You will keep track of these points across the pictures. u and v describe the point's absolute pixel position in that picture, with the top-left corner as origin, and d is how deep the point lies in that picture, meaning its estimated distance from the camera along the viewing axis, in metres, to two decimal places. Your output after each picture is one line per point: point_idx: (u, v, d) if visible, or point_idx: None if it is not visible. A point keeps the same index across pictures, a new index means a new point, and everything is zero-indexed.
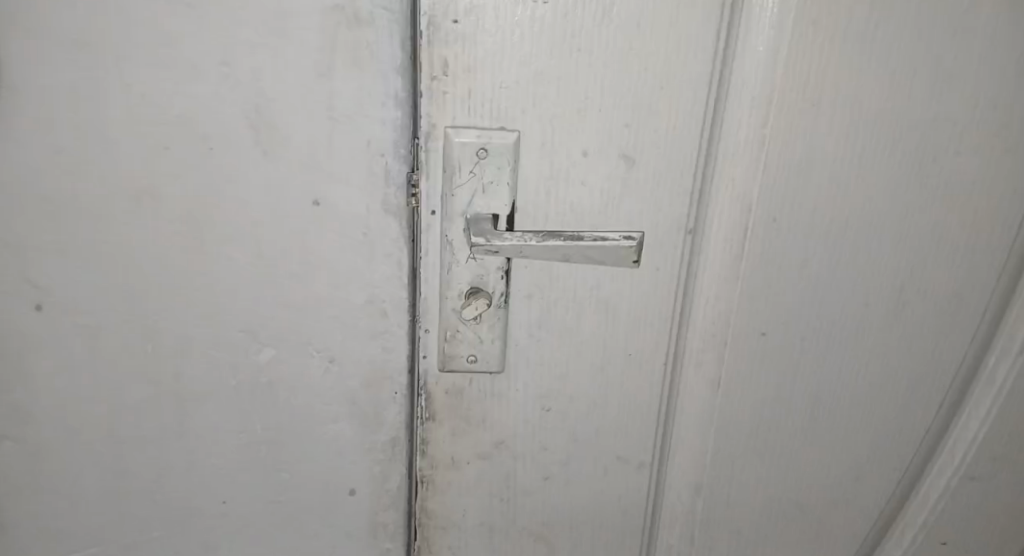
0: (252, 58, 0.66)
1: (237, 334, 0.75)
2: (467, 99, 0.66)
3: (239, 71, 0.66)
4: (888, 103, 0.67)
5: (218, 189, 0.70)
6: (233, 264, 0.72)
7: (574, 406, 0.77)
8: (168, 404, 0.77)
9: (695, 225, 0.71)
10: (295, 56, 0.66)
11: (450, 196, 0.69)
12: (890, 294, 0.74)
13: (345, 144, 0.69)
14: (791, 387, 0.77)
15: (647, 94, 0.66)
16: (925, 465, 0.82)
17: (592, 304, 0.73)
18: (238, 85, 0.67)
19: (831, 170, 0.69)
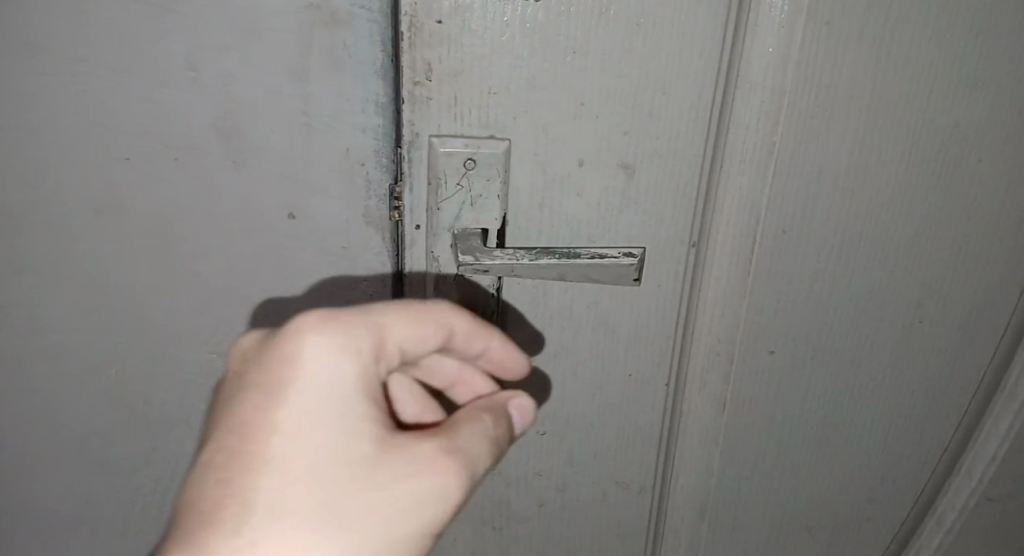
0: (219, 63, 0.61)
1: (207, 356, 0.72)
2: (453, 105, 0.60)
3: (206, 76, 0.61)
4: (908, 107, 0.62)
5: (189, 203, 0.66)
6: (203, 280, 0.69)
7: (571, 430, 0.72)
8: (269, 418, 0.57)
9: (698, 238, 0.66)
10: (267, 58, 0.61)
11: (436, 210, 0.63)
12: (906, 307, 0.70)
13: (323, 152, 0.64)
14: (801, 407, 0.73)
15: (647, 99, 0.61)
16: (940, 485, 0.77)
17: (590, 322, 0.68)
18: (205, 91, 0.62)
19: (845, 178, 0.65)
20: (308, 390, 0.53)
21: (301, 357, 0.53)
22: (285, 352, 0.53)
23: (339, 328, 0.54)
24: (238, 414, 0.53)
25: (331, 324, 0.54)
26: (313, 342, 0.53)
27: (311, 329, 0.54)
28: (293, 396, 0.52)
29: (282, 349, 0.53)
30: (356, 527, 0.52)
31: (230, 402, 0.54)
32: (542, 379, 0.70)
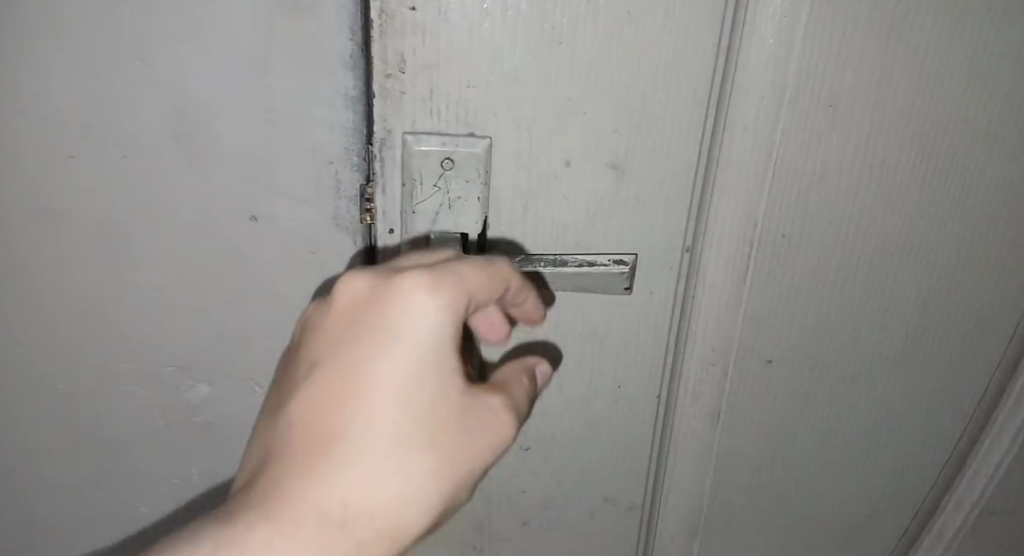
0: (171, 53, 0.55)
1: (164, 370, 0.67)
2: (429, 100, 0.56)
3: (157, 67, 0.56)
4: (915, 105, 0.58)
5: (142, 206, 0.60)
6: (159, 289, 0.63)
7: (557, 445, 0.68)
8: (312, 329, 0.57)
9: (692, 243, 0.62)
10: (225, 47, 0.55)
11: (411, 214, 0.60)
12: (909, 316, 0.66)
13: (287, 150, 0.59)
14: (798, 419, 0.69)
15: (640, 95, 0.56)
16: (941, 497, 0.74)
17: (577, 332, 0.64)
18: (156, 84, 0.56)
19: (848, 180, 0.61)
20: (406, 353, 0.53)
21: (403, 319, 0.53)
22: (389, 309, 0.53)
23: (443, 293, 0.53)
24: (339, 360, 0.54)
25: (435, 287, 0.53)
26: (417, 306, 0.53)
27: (417, 290, 0.53)
28: (392, 356, 0.53)
29: (386, 305, 0.53)
30: (428, 488, 0.54)
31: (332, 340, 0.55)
32: (552, 352, 0.64)
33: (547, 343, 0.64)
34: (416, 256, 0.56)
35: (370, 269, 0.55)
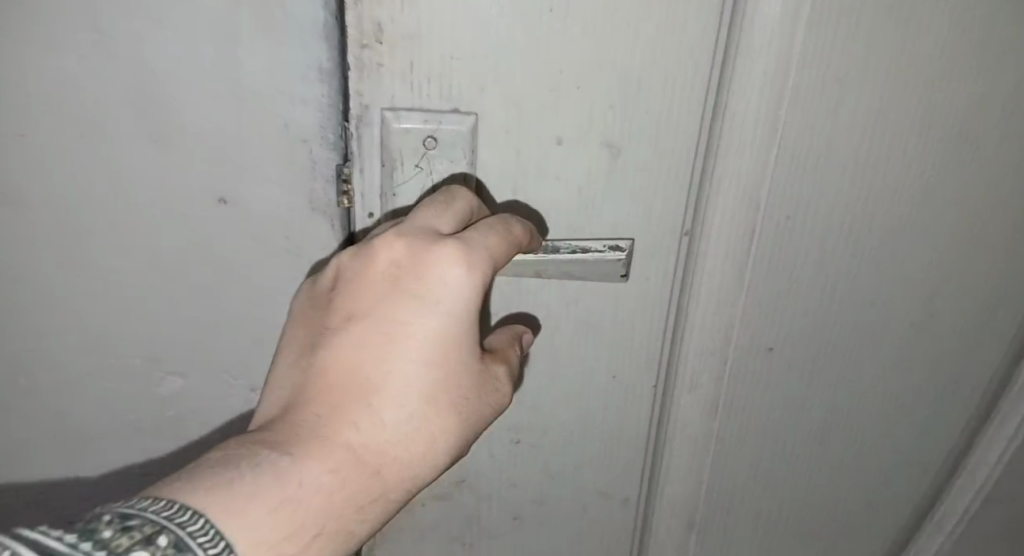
0: (126, 22, 0.50)
1: (133, 362, 0.63)
2: (410, 73, 0.52)
3: (112, 36, 0.51)
4: (930, 79, 0.54)
5: (103, 189, 0.56)
6: (124, 278, 0.59)
7: (549, 438, 0.65)
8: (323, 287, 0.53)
9: (692, 226, 0.58)
10: (185, 15, 0.50)
11: (392, 196, 0.56)
12: (916, 301, 0.63)
13: (257, 128, 0.54)
14: (800, 409, 0.66)
15: (637, 68, 0.52)
16: (943, 486, 0.71)
17: (570, 321, 0.60)
18: (112, 55, 0.52)
19: (856, 158, 0.57)
20: (446, 323, 0.50)
21: (445, 286, 0.50)
22: (431, 274, 0.50)
23: (484, 266, 0.51)
24: (376, 319, 0.51)
25: (477, 258, 0.50)
26: (460, 276, 0.50)
27: (461, 259, 0.50)
28: (431, 326, 0.50)
29: (428, 269, 0.50)
30: (445, 455, 0.53)
31: (357, 305, 0.51)
32: (530, 321, 0.60)
33: (525, 313, 0.60)
34: (440, 208, 0.52)
35: (404, 231, 0.51)
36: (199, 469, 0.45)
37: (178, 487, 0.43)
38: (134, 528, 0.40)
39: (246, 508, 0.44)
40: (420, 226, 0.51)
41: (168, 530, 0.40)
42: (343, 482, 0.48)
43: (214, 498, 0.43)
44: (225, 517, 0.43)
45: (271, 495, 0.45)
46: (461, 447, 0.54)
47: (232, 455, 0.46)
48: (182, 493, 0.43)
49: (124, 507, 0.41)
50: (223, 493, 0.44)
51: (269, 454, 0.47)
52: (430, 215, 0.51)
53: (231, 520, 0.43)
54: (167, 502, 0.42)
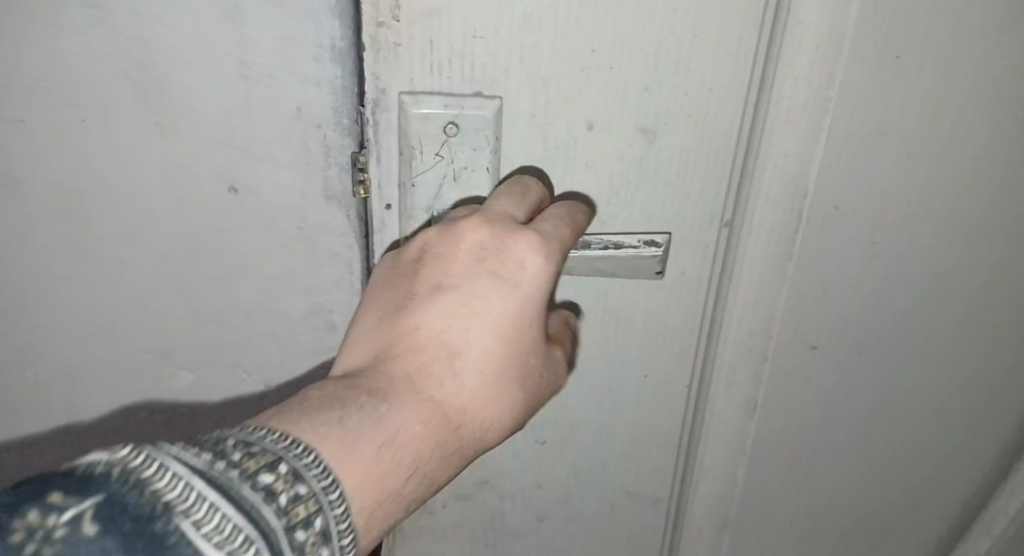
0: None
1: (142, 356, 0.60)
2: (429, 53, 0.48)
3: (111, 15, 0.47)
4: (996, 55, 0.50)
5: (107, 176, 0.53)
6: (130, 270, 0.56)
7: (575, 438, 0.61)
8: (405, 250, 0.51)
9: (732, 216, 0.54)
10: None
11: (410, 187, 0.52)
12: (972, 295, 0.59)
13: (267, 111, 0.51)
14: (842, 409, 0.62)
15: (675, 45, 0.48)
16: (995, 487, 0.67)
17: (599, 316, 0.57)
18: (112, 36, 0.48)
19: (913, 143, 0.52)
20: (523, 306, 0.48)
21: (524, 272, 0.48)
22: (514, 256, 0.48)
23: (559, 255, 0.49)
24: (465, 291, 0.48)
25: (554, 247, 0.48)
26: (541, 267, 0.48)
27: (540, 248, 0.48)
28: (514, 307, 0.48)
29: (511, 251, 0.48)
30: (509, 427, 0.51)
31: (441, 274, 0.49)
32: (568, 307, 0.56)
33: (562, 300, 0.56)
34: (516, 192, 0.49)
35: (486, 214, 0.48)
36: (302, 408, 0.43)
37: (289, 421, 0.42)
38: (257, 452, 0.39)
39: (351, 446, 0.42)
40: (497, 214, 0.48)
41: (286, 460, 0.39)
42: (429, 439, 0.46)
43: (324, 434, 0.42)
44: (333, 453, 0.42)
45: (373, 437, 0.43)
46: (521, 420, 0.52)
47: (333, 398, 0.44)
48: (293, 426, 0.42)
49: (245, 432, 0.40)
50: (331, 430, 0.42)
51: (367, 401, 0.45)
52: (508, 202, 0.49)
53: (339, 456, 0.42)
54: (283, 435, 0.41)
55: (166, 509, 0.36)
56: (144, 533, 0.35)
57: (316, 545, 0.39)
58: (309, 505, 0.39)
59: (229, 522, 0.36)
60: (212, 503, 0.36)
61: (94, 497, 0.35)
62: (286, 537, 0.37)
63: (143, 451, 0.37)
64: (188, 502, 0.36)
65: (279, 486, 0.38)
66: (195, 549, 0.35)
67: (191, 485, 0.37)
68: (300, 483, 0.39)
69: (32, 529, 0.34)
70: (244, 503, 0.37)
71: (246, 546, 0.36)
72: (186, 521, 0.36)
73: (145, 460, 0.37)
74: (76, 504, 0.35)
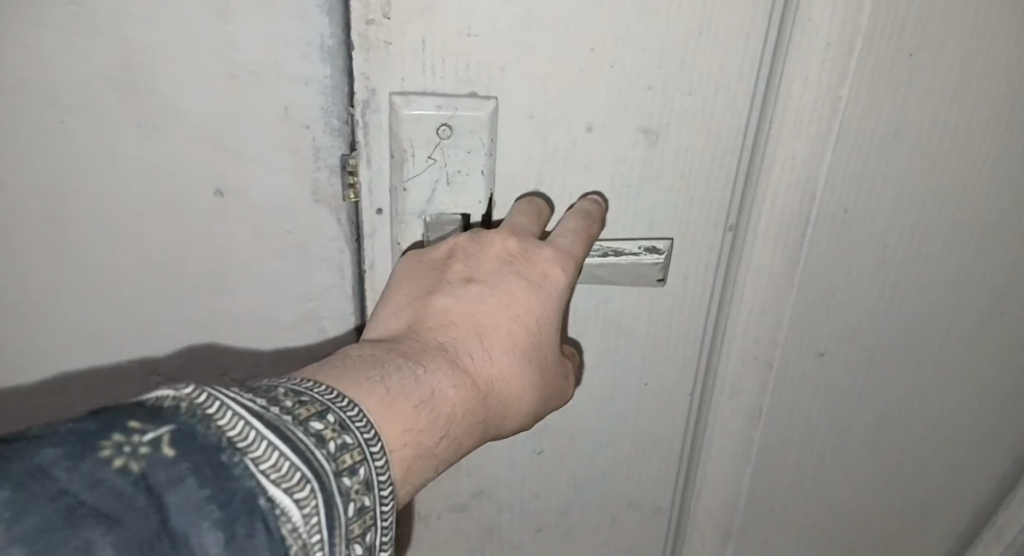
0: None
1: (128, 364, 0.58)
2: (422, 51, 0.45)
3: (91, 11, 0.45)
4: (1015, 53, 0.48)
5: (89, 181, 0.51)
6: (116, 276, 0.54)
7: (575, 447, 0.60)
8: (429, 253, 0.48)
9: (737, 220, 0.52)
10: None
11: (402, 191, 0.49)
12: (986, 301, 0.57)
13: (255, 112, 0.48)
14: (850, 416, 0.61)
15: (681, 42, 0.46)
16: (1004, 495, 0.66)
17: (599, 324, 0.55)
18: (91, 32, 0.46)
19: (927, 144, 0.50)
20: (545, 315, 0.48)
21: (547, 282, 0.47)
22: (540, 266, 0.47)
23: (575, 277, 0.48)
24: (494, 285, 0.47)
25: (573, 267, 0.48)
26: (562, 281, 0.48)
27: (563, 264, 0.48)
28: (541, 309, 0.47)
29: (537, 263, 0.47)
30: (532, 409, 0.48)
31: (474, 259, 0.47)
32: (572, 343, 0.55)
33: (566, 333, 0.55)
34: (536, 212, 0.49)
35: (510, 228, 0.48)
36: (342, 365, 0.41)
37: (331, 376, 0.40)
38: (307, 401, 0.38)
39: (392, 403, 0.40)
40: (521, 232, 0.48)
41: (334, 410, 0.38)
42: (462, 405, 0.44)
43: (366, 388, 0.40)
44: (375, 409, 0.40)
45: (411, 396, 0.41)
46: (542, 408, 0.49)
47: (371, 357, 0.42)
48: (335, 380, 0.40)
49: (293, 383, 0.39)
50: (372, 386, 0.40)
51: (405, 363, 0.42)
52: (528, 222, 0.48)
53: (381, 411, 0.40)
54: (328, 388, 0.39)
55: (230, 444, 0.35)
56: (212, 464, 0.34)
57: (362, 494, 0.37)
58: (356, 454, 0.37)
59: (288, 462, 0.35)
60: (271, 443, 0.35)
61: (168, 426, 0.34)
62: (336, 484, 0.36)
63: (205, 389, 0.36)
64: (249, 440, 0.35)
65: (330, 433, 0.37)
66: (257, 485, 0.34)
67: (251, 425, 0.35)
68: (349, 432, 0.38)
69: (118, 447, 0.33)
70: (300, 445, 0.36)
71: (303, 487, 0.35)
72: (247, 458, 0.35)
73: (208, 399, 0.35)
74: (153, 429, 0.34)
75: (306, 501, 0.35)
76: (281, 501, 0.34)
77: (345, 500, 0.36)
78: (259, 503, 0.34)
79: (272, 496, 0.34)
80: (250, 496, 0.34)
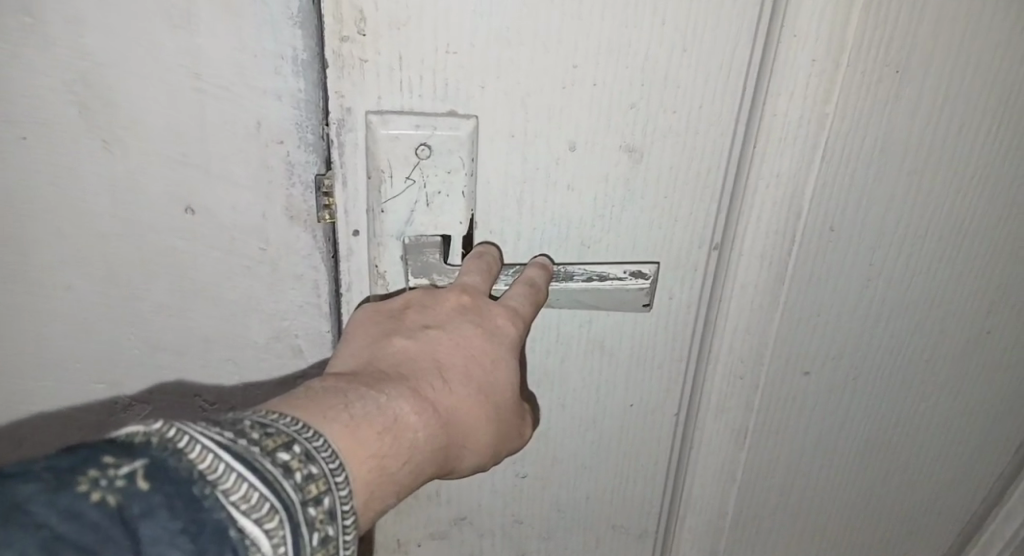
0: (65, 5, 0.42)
1: (95, 389, 0.56)
2: (396, 68, 0.44)
3: (49, 23, 0.43)
4: (999, 69, 0.47)
5: (48, 199, 0.48)
6: (78, 297, 0.52)
7: (557, 470, 0.58)
8: (384, 304, 0.47)
9: (722, 238, 0.51)
10: None
11: (379, 212, 0.47)
12: (972, 318, 0.56)
13: (222, 126, 0.46)
14: (836, 435, 0.60)
15: (665, 57, 0.44)
16: (986, 509, 0.66)
17: (583, 345, 0.54)
18: (52, 46, 0.44)
19: (913, 161, 0.49)
20: (504, 364, 0.46)
21: (501, 331, 0.46)
22: (494, 316, 0.46)
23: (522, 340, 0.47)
24: (453, 332, 0.45)
25: (523, 327, 0.47)
26: (516, 334, 0.46)
27: (516, 322, 0.46)
28: (500, 355, 0.46)
29: (491, 314, 0.46)
30: (494, 444, 0.46)
31: (428, 305, 0.46)
32: (531, 400, 0.55)
33: (548, 362, 0.54)
34: (487, 271, 0.47)
35: (464, 283, 0.46)
36: (306, 395, 0.39)
37: (294, 405, 0.38)
38: (273, 432, 0.35)
39: (355, 429, 0.38)
40: (475, 290, 0.46)
41: (300, 441, 0.36)
42: (425, 433, 0.41)
43: (329, 416, 0.38)
44: (339, 436, 0.37)
45: (373, 423, 0.39)
46: (503, 446, 0.47)
47: (332, 387, 0.40)
48: (300, 410, 0.38)
49: (258, 414, 0.37)
50: (334, 414, 0.38)
51: (367, 391, 0.40)
52: (479, 280, 0.47)
53: (343, 438, 0.37)
54: (293, 419, 0.37)
55: (201, 476, 0.33)
56: (184, 496, 0.32)
57: (329, 525, 0.35)
58: (323, 484, 0.35)
59: (258, 493, 0.33)
60: (241, 474, 0.33)
61: (141, 459, 0.32)
62: (304, 513, 0.34)
63: (175, 423, 0.34)
64: (219, 473, 0.33)
65: (298, 464, 0.35)
66: (228, 516, 0.32)
67: (220, 457, 0.33)
68: (315, 463, 0.35)
69: (94, 481, 0.31)
70: (269, 474, 0.34)
71: (273, 517, 0.33)
72: (218, 490, 0.33)
73: (178, 432, 0.34)
74: (127, 463, 0.32)
75: (275, 531, 0.33)
76: (250, 532, 0.33)
77: (312, 530, 0.34)
78: (230, 534, 0.32)
79: (242, 527, 0.32)
80: (221, 527, 0.32)
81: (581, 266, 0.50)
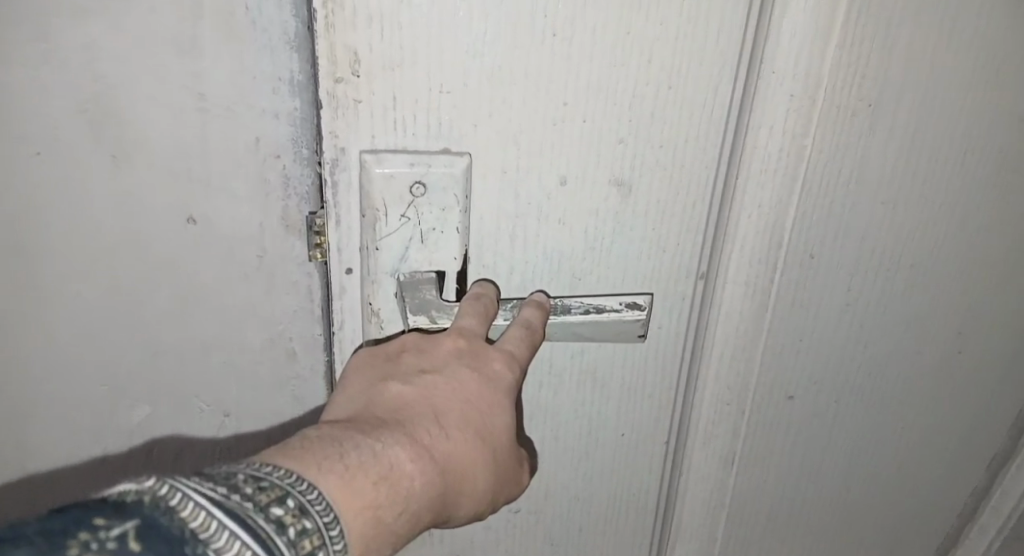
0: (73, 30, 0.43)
1: (84, 420, 0.55)
2: (389, 106, 0.44)
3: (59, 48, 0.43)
4: (964, 104, 0.49)
5: (42, 228, 0.48)
6: (76, 311, 0.51)
7: (551, 500, 0.58)
8: (377, 351, 0.47)
9: (707, 268, 0.52)
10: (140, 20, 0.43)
11: (373, 250, 0.47)
12: (946, 341, 0.58)
13: (223, 145, 0.47)
14: (820, 458, 0.61)
15: (652, 95, 0.46)
16: (962, 524, 0.69)
17: (576, 375, 0.54)
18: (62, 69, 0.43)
19: (886, 192, 0.51)
20: (499, 407, 0.46)
21: (495, 375, 0.46)
22: (487, 360, 0.46)
23: (516, 382, 0.47)
24: (448, 376, 0.45)
25: (518, 369, 0.47)
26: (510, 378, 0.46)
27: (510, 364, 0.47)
28: (493, 398, 0.46)
29: (485, 357, 0.46)
30: (490, 490, 0.45)
31: (421, 350, 0.46)
32: (525, 441, 0.55)
33: (541, 395, 0.54)
34: (482, 314, 0.48)
35: (458, 328, 0.47)
36: (301, 444, 0.39)
37: (290, 455, 0.38)
38: (267, 486, 0.35)
39: (351, 478, 0.38)
40: (471, 333, 0.47)
41: (295, 495, 0.35)
42: (420, 480, 0.41)
43: (324, 466, 0.38)
44: (334, 486, 0.37)
45: (370, 471, 0.39)
46: (500, 491, 0.47)
47: (328, 435, 0.40)
48: (297, 460, 0.37)
49: (252, 467, 0.36)
50: (330, 463, 0.38)
51: (362, 438, 0.40)
52: (475, 323, 0.47)
53: (339, 488, 0.37)
54: (287, 471, 0.36)
55: (193, 535, 0.32)
56: None
57: None
58: (317, 539, 0.35)
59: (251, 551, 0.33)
60: (234, 532, 0.33)
61: (132, 520, 0.32)
62: None
63: (167, 480, 0.33)
64: (212, 531, 0.32)
65: (292, 519, 0.34)
66: None
67: (213, 514, 0.33)
68: (310, 516, 0.35)
69: (85, 544, 0.30)
70: (262, 531, 0.33)
71: None
72: (211, 549, 0.32)
73: (170, 490, 0.33)
74: (118, 523, 0.31)
75: None
76: None
77: None
78: None
79: None
80: None
81: (576, 297, 0.51)
